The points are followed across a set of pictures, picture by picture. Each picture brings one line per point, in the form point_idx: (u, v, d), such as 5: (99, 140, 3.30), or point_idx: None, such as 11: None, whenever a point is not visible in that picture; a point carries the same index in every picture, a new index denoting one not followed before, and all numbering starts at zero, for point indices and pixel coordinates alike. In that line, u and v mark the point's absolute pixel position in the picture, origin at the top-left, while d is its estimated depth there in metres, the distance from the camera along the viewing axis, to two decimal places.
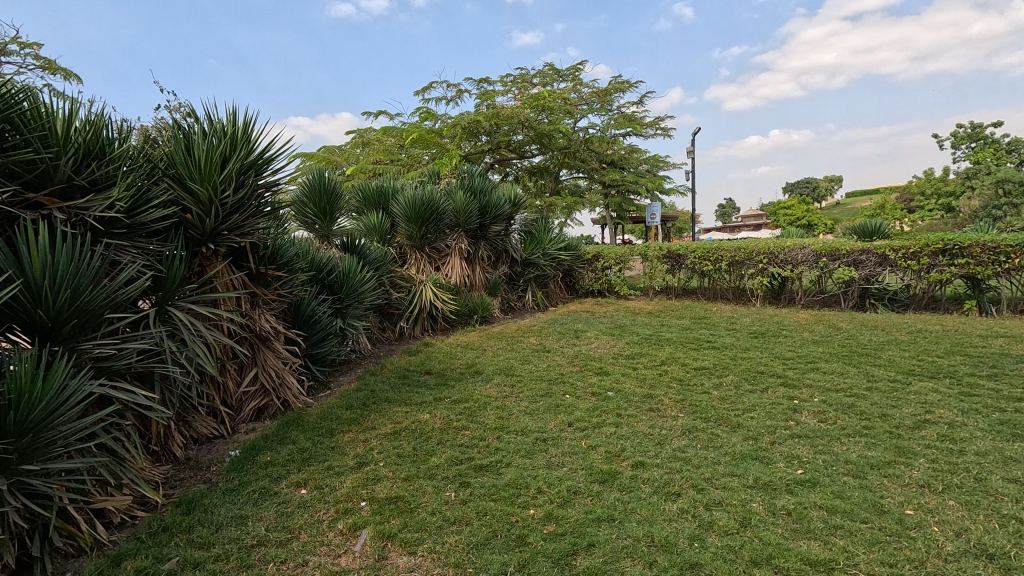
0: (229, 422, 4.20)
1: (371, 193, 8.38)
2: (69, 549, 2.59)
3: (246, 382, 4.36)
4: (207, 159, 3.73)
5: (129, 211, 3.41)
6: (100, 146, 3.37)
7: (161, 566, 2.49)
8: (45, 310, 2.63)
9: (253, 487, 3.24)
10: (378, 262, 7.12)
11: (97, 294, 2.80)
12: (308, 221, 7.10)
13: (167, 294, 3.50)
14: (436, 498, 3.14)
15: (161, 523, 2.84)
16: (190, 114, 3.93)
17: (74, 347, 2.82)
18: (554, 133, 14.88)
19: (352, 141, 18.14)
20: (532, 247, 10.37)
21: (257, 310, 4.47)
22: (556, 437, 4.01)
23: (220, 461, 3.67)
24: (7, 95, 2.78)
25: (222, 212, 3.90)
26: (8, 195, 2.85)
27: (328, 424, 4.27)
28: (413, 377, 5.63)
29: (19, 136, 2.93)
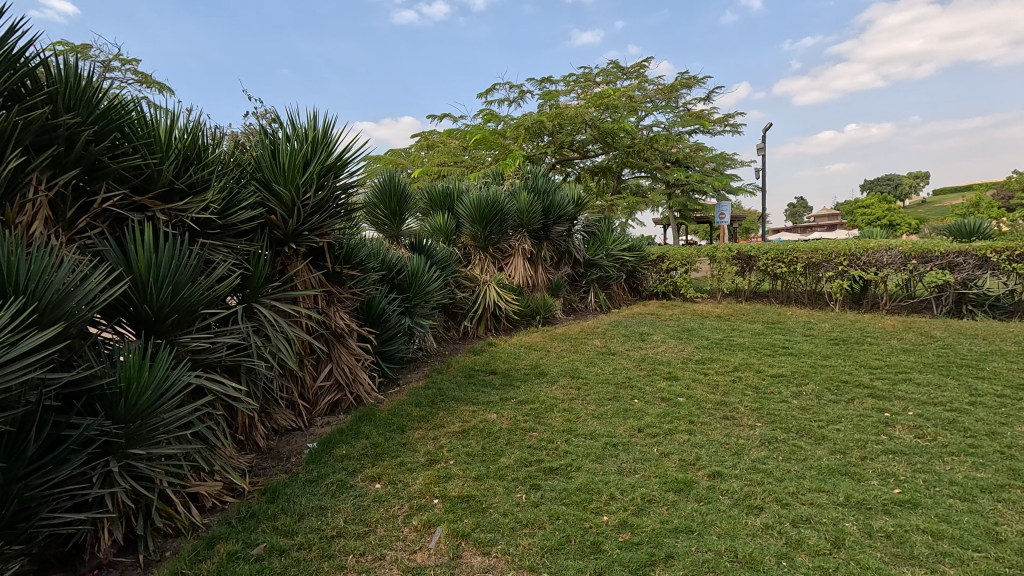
0: (306, 414, 4.37)
1: (437, 195, 8.56)
2: (168, 530, 2.76)
3: (322, 376, 4.52)
4: (291, 162, 3.90)
5: (221, 213, 3.61)
6: (196, 152, 3.59)
7: (251, 551, 2.61)
8: (149, 306, 2.82)
9: (331, 479, 3.35)
10: (444, 262, 7.26)
11: (194, 290, 2.97)
12: (378, 221, 7.33)
13: (254, 291, 3.68)
14: (507, 499, 3.13)
15: (248, 510, 2.98)
16: (275, 120, 4.12)
17: (173, 340, 3.00)
18: (619, 132, 14.61)
19: (417, 144, 18.60)
20: (595, 247, 10.24)
21: (332, 307, 4.64)
22: (626, 443, 3.91)
23: (299, 453, 3.82)
24: (117, 107, 3.04)
25: (304, 213, 4.07)
26: (118, 198, 3.10)
27: (399, 420, 4.37)
28: (479, 376, 5.68)
29: (129, 144, 3.18)
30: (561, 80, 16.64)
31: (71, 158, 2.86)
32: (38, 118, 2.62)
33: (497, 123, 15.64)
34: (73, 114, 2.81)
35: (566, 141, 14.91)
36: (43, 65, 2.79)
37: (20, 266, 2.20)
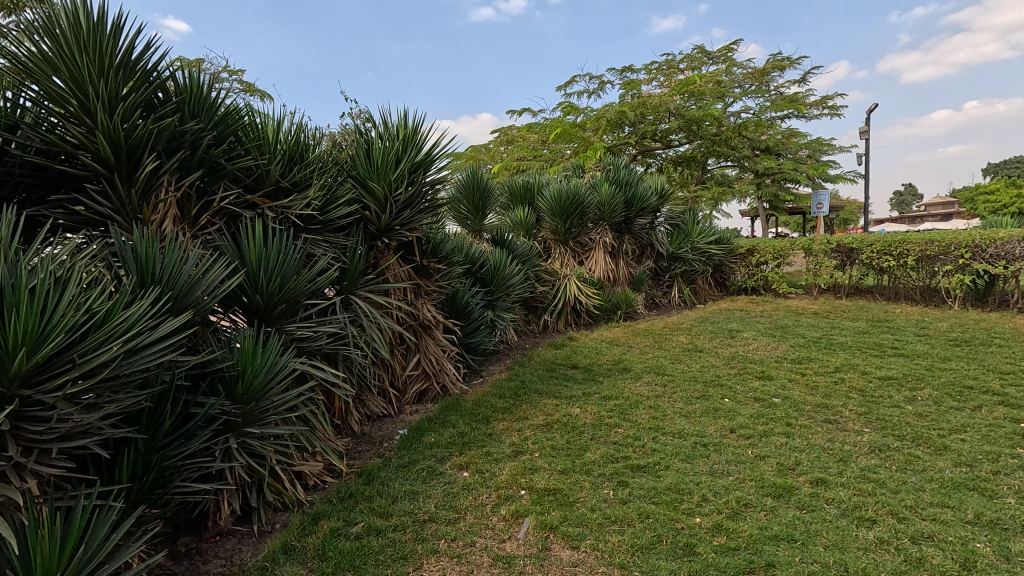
0: (396, 402, 4.56)
1: (517, 189, 8.61)
2: (277, 504, 2.97)
3: (411, 366, 4.69)
4: (384, 160, 4.07)
5: (321, 209, 3.82)
6: (299, 153, 3.83)
7: (351, 529, 2.76)
8: (261, 296, 3.05)
9: (422, 465, 3.48)
10: (525, 256, 7.32)
11: (298, 282, 3.17)
12: (462, 216, 7.49)
13: (351, 283, 3.88)
14: (594, 494, 3.09)
15: (347, 490, 3.15)
16: (369, 120, 4.31)
17: (281, 328, 3.22)
18: (704, 119, 13.98)
19: (496, 140, 18.87)
20: (680, 240, 9.89)
21: (420, 300, 4.80)
22: (717, 443, 3.75)
23: (391, 438, 3.99)
24: (232, 112, 3.31)
25: (396, 208, 4.24)
26: (233, 197, 3.37)
27: (484, 411, 4.45)
28: (561, 370, 5.66)
29: (242, 147, 3.45)
30: (643, 69, 16.20)
31: (195, 161, 3.15)
32: (168, 126, 2.91)
33: (576, 115, 15.49)
34: (196, 121, 3.09)
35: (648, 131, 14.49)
36: (171, 78, 3.09)
37: (155, 260, 2.45)
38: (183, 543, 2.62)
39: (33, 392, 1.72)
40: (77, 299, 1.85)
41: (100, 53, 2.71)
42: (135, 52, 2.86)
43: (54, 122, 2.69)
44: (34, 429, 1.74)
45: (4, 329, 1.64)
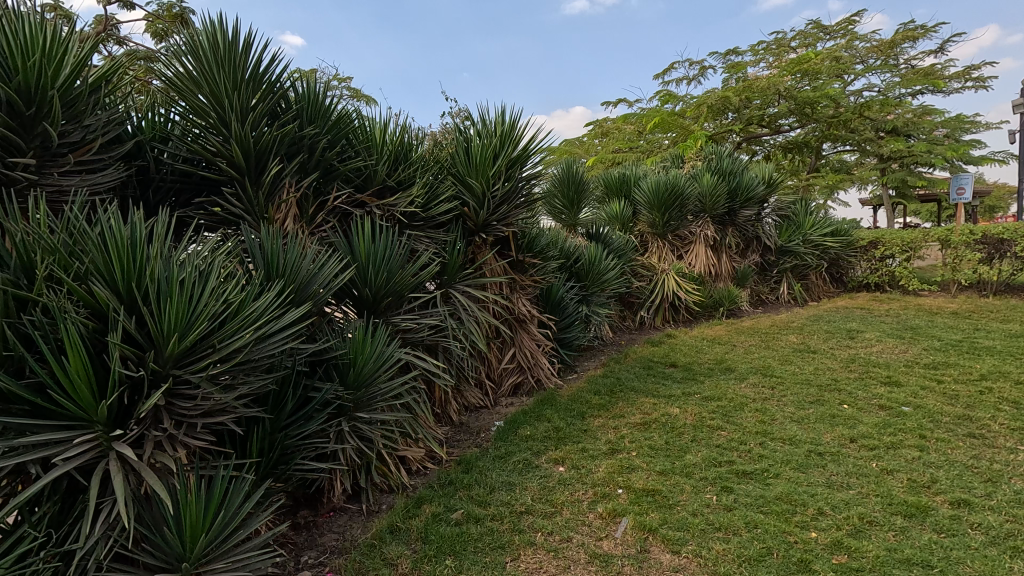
0: (492, 394, 4.65)
1: (613, 181, 8.44)
2: (384, 486, 3.14)
3: (507, 359, 4.77)
4: (482, 156, 4.15)
5: (423, 206, 3.98)
6: (404, 152, 4.01)
7: (451, 515, 2.85)
8: (369, 289, 3.24)
9: (518, 457, 3.52)
10: (620, 250, 7.17)
11: (403, 276, 3.33)
12: (557, 211, 7.48)
13: (450, 277, 4.01)
14: (696, 498, 2.96)
15: (447, 477, 3.26)
16: (468, 118, 4.42)
17: (388, 319, 3.40)
18: (820, 101, 12.86)
19: (591, 133, 18.63)
20: (790, 233, 9.20)
21: (516, 294, 4.86)
22: (835, 452, 3.44)
23: (488, 429, 4.08)
24: (344, 117, 3.53)
25: (493, 204, 4.31)
26: (345, 196, 3.60)
27: (579, 407, 4.41)
28: (658, 368, 5.48)
29: (352, 149, 3.68)
30: (749, 50, 15.20)
31: (312, 164, 3.40)
32: (289, 133, 3.16)
33: (675, 104, 14.87)
34: (313, 126, 3.34)
35: (754, 116, 13.58)
36: (292, 88, 3.35)
37: (279, 255, 2.68)
38: (302, 516, 2.85)
39: (182, 372, 1.95)
40: (218, 290, 2.06)
41: (235, 68, 3.00)
42: (262, 66, 3.14)
43: (197, 132, 3.03)
44: (183, 405, 1.97)
45: (161, 316, 1.87)
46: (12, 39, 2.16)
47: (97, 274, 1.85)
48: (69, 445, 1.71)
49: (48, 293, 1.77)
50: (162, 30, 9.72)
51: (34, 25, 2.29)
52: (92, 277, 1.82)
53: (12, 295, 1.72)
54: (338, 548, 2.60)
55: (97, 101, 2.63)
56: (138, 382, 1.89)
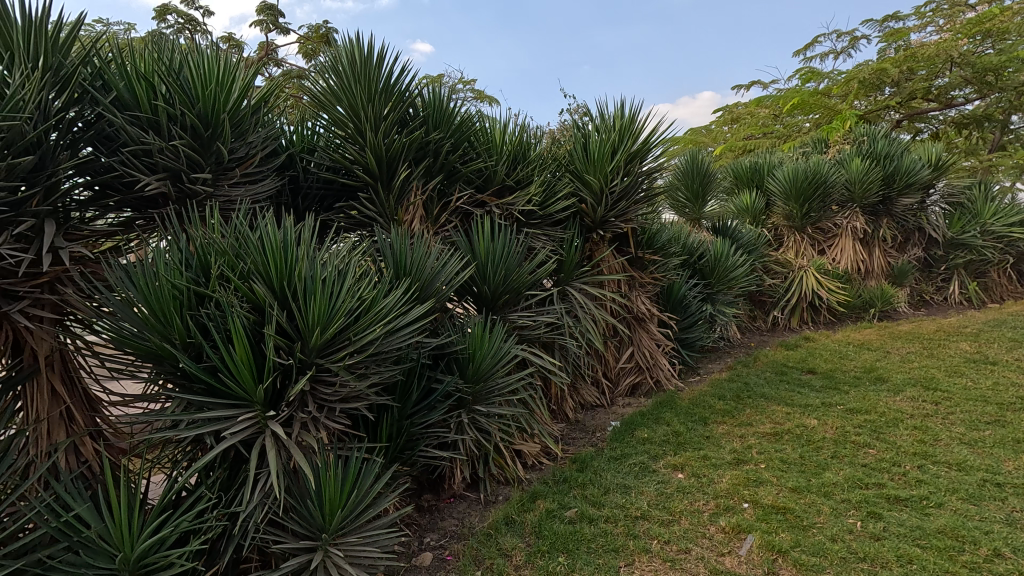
0: (609, 393, 4.58)
1: (743, 171, 7.87)
2: (501, 478, 3.24)
3: (624, 358, 4.66)
4: (600, 152, 4.09)
5: (541, 204, 4.02)
6: (523, 151, 4.07)
7: (565, 512, 2.87)
8: (488, 286, 3.35)
9: (634, 460, 3.43)
10: (750, 245, 6.67)
11: (520, 274, 3.39)
12: (680, 204, 7.15)
13: (566, 274, 4.01)
14: (836, 522, 2.68)
15: (562, 474, 3.28)
16: (586, 113, 4.39)
17: (505, 316, 3.49)
18: (1006, 66, 10.87)
19: (719, 119, 17.53)
20: (964, 223, 7.91)
21: (634, 291, 4.74)
22: (1019, 485, 2.91)
23: (604, 429, 4.02)
24: (466, 120, 3.67)
25: (611, 200, 4.24)
26: (467, 196, 3.75)
27: (701, 411, 4.19)
28: (793, 374, 5.02)
29: (474, 150, 3.81)
30: (912, 13, 13.28)
31: (437, 167, 3.58)
32: (417, 139, 3.36)
33: (818, 82, 13.47)
34: (438, 131, 3.51)
35: (919, 89, 11.84)
36: (420, 96, 3.56)
37: (407, 254, 2.86)
38: (425, 500, 3.03)
39: (324, 361, 2.17)
40: (354, 288, 2.26)
41: (370, 82, 3.25)
42: (394, 77, 3.37)
43: (338, 143, 3.33)
44: (324, 391, 2.19)
45: (307, 311, 2.09)
46: (194, 73, 2.56)
47: (257, 274, 2.11)
48: (235, 421, 1.99)
49: (219, 290, 2.05)
50: (312, 50, 10.84)
51: (211, 58, 2.69)
52: (253, 277, 2.08)
53: (193, 291, 2.02)
54: (457, 533, 2.73)
55: (258, 119, 2.99)
56: (288, 368, 2.13)
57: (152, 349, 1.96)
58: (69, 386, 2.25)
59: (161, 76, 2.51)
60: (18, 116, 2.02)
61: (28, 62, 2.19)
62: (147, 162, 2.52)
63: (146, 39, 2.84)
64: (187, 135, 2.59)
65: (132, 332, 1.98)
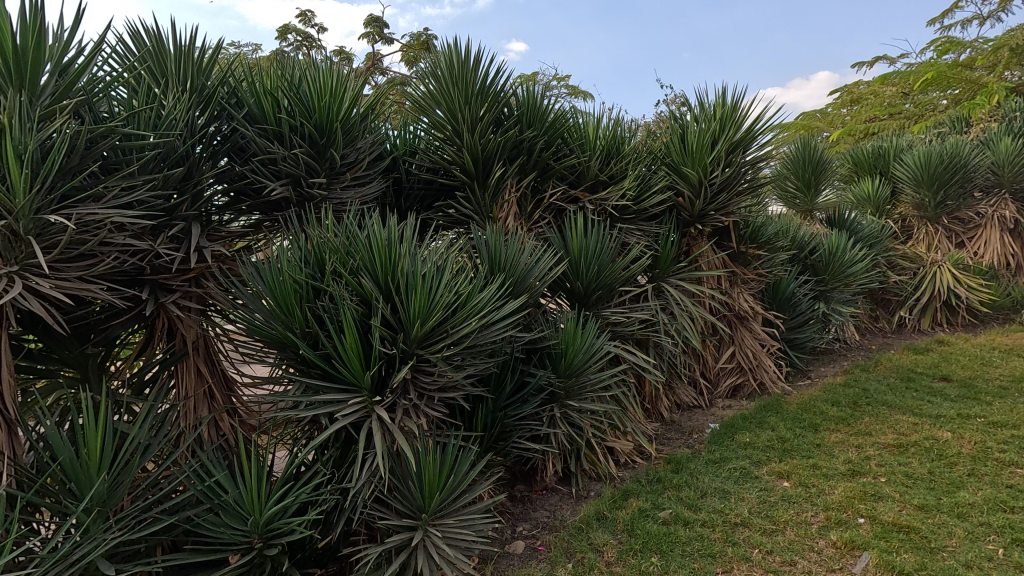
0: (707, 394, 4.39)
1: (864, 157, 7.19)
2: (593, 474, 3.23)
3: (724, 358, 4.46)
4: (699, 143, 3.94)
5: (636, 199, 3.95)
6: (617, 145, 4.02)
7: (659, 512, 2.81)
8: (580, 282, 3.34)
9: (734, 464, 3.28)
10: (871, 238, 6.08)
11: (614, 270, 3.36)
12: (789, 194, 6.67)
13: (662, 270, 3.91)
14: (971, 547, 2.39)
15: (656, 474, 3.21)
16: (684, 103, 4.24)
17: (598, 312, 3.47)
18: None
19: (837, 101, 16.07)
20: None
21: (736, 288, 4.51)
22: None
23: (701, 431, 3.87)
24: (560, 116, 3.69)
25: (711, 193, 4.07)
26: (560, 193, 3.77)
27: (811, 417, 3.91)
28: (922, 381, 4.53)
29: (567, 147, 3.82)
30: None
31: (530, 165, 3.64)
32: (511, 138, 3.44)
33: (958, 54, 11.94)
34: (533, 128, 3.56)
35: None
36: (514, 95, 3.62)
37: (501, 250, 2.94)
38: (518, 490, 3.10)
39: (424, 352, 2.30)
40: (451, 283, 2.36)
41: (466, 84, 3.38)
42: (489, 78, 3.47)
43: (438, 145, 3.49)
44: (424, 379, 2.32)
45: (409, 304, 2.23)
46: (311, 86, 2.81)
47: (365, 270, 2.28)
48: (346, 404, 2.17)
49: (333, 284, 2.24)
50: (414, 57, 11.39)
51: (325, 72, 2.93)
52: (362, 272, 2.25)
53: (311, 285, 2.23)
54: (548, 525, 2.78)
55: (367, 125, 3.20)
56: (392, 358, 2.28)
57: (277, 337, 2.19)
58: (210, 367, 2.57)
59: (284, 91, 2.77)
60: (172, 133, 2.35)
61: (179, 86, 2.54)
62: (272, 169, 2.80)
63: (272, 58, 3.16)
64: (305, 144, 2.85)
65: (262, 321, 2.22)
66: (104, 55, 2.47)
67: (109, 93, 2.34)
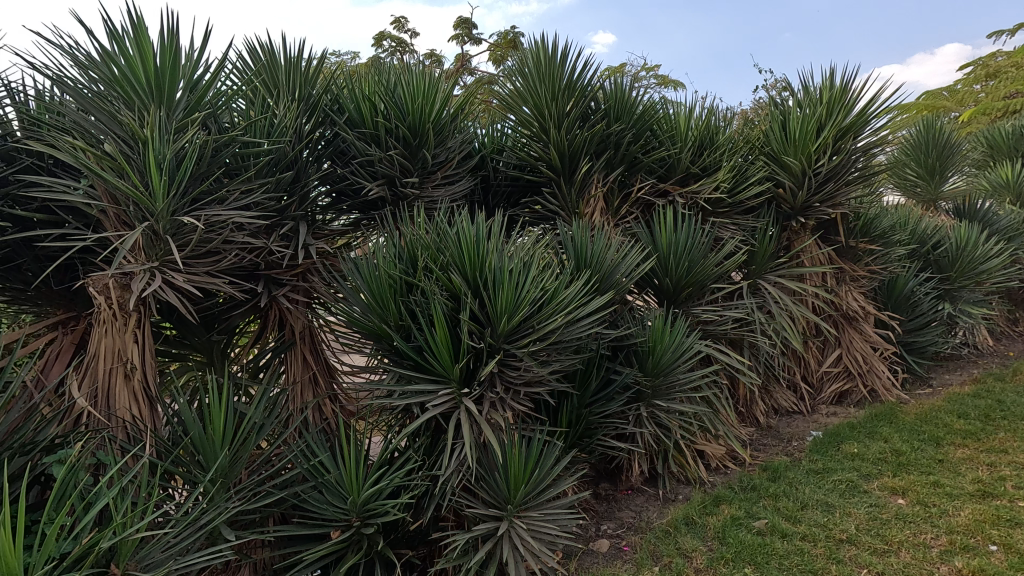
0: (809, 399, 4.09)
1: (1002, 138, 6.36)
2: (681, 477, 3.13)
3: (830, 362, 4.13)
4: (803, 130, 3.67)
5: (730, 191, 3.75)
6: (711, 135, 3.84)
7: (753, 522, 2.67)
8: (670, 279, 3.23)
9: (840, 476, 3.04)
10: (1011, 231, 5.36)
11: (706, 266, 3.22)
12: (908, 183, 6.06)
13: (759, 267, 3.69)
14: None
15: (750, 481, 3.05)
16: (786, 88, 3.98)
17: (688, 310, 3.33)
18: None
19: (969, 77, 14.32)
20: None
21: (844, 286, 4.16)
22: None
23: (802, 438, 3.62)
24: (650, 108, 3.59)
25: (816, 183, 3.80)
26: (649, 187, 3.66)
27: (932, 429, 3.53)
28: None
29: (657, 139, 3.71)
30: None
31: (618, 158, 3.56)
32: (598, 132, 3.39)
33: None
34: (621, 122, 3.48)
35: None
36: (602, 88, 3.57)
37: (587, 246, 2.92)
38: (602, 488, 3.07)
39: (510, 347, 2.34)
40: (538, 279, 2.38)
41: (553, 80, 3.37)
42: (577, 73, 3.44)
43: (525, 142, 3.52)
44: (510, 373, 2.36)
45: (496, 300, 2.28)
46: (405, 90, 2.93)
47: (455, 265, 2.35)
48: (436, 395, 2.25)
49: (425, 280, 2.33)
50: (502, 57, 11.55)
51: (418, 75, 3.04)
52: (452, 268, 2.32)
53: (405, 280, 2.33)
54: (634, 526, 2.73)
55: (457, 125, 3.29)
56: (480, 351, 2.34)
57: (374, 329, 2.32)
58: (314, 355, 2.77)
59: (380, 95, 2.92)
60: (283, 139, 2.55)
61: (289, 96, 2.75)
62: (369, 170, 2.96)
63: (370, 65, 3.34)
64: (400, 146, 2.98)
65: (360, 315, 2.36)
66: (226, 71, 2.72)
67: (230, 105, 2.58)
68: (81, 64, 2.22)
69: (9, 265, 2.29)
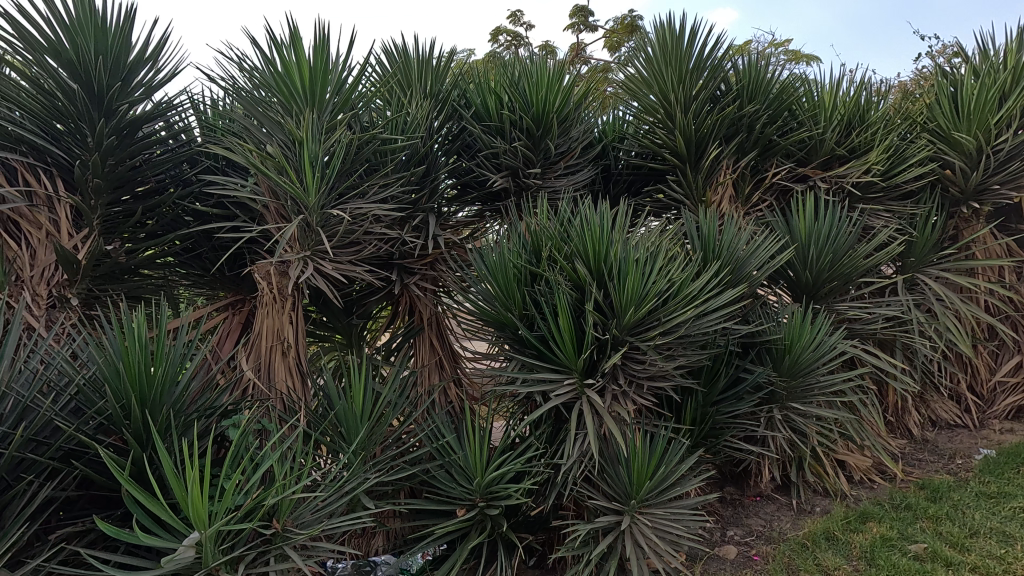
0: (976, 412, 3.56)
1: None
2: (819, 488, 2.87)
3: (1006, 370, 3.56)
4: (980, 101, 3.20)
5: (884, 174, 3.36)
6: (860, 113, 3.46)
7: (909, 545, 2.38)
8: (810, 272, 2.95)
9: (1021, 503, 2.61)
10: None
11: (854, 258, 2.92)
12: None
13: (918, 259, 3.26)
14: None
15: (904, 499, 2.72)
16: (957, 55, 3.52)
17: (831, 306, 3.04)
18: None
19: None
20: None
21: None
22: None
23: (968, 456, 3.17)
24: (789, 86, 3.32)
25: (995, 162, 3.30)
26: (786, 171, 3.38)
27: None
28: None
29: (797, 120, 3.42)
30: None
31: (750, 142, 3.32)
32: (729, 114, 3.19)
33: None
34: (755, 102, 3.24)
35: None
36: (734, 67, 3.35)
37: (716, 236, 2.76)
38: (728, 492, 2.91)
39: (634, 339, 2.28)
40: (665, 269, 2.29)
41: (680, 62, 3.22)
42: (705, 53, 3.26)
43: (647, 128, 3.40)
44: (634, 366, 2.31)
45: (621, 290, 2.23)
46: (529, 82, 2.97)
47: (579, 255, 2.34)
48: (559, 384, 2.26)
49: (549, 269, 2.34)
50: (619, 42, 11.28)
51: (541, 66, 3.05)
52: (576, 257, 2.31)
53: (529, 270, 2.36)
54: (765, 535, 2.56)
55: (579, 114, 3.26)
56: (604, 343, 2.31)
57: (499, 318, 2.38)
58: (440, 341, 2.90)
59: (505, 88, 2.99)
60: (415, 136, 2.69)
61: (421, 94, 2.90)
62: (493, 162, 3.03)
63: (494, 59, 3.41)
64: (523, 137, 3.02)
65: (485, 303, 2.43)
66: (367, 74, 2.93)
67: (370, 106, 2.77)
68: (249, 73, 2.49)
69: (192, 253, 2.68)
